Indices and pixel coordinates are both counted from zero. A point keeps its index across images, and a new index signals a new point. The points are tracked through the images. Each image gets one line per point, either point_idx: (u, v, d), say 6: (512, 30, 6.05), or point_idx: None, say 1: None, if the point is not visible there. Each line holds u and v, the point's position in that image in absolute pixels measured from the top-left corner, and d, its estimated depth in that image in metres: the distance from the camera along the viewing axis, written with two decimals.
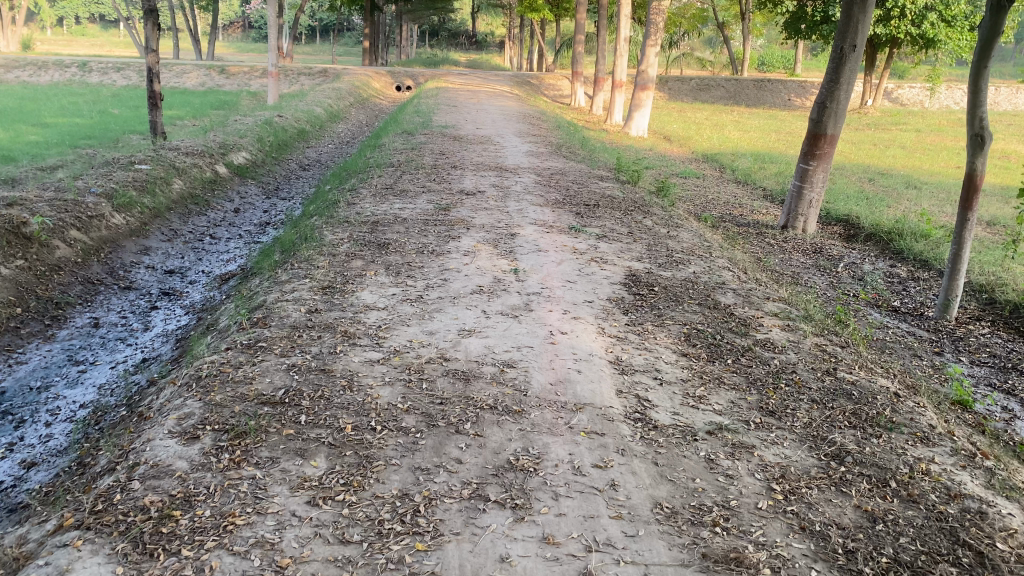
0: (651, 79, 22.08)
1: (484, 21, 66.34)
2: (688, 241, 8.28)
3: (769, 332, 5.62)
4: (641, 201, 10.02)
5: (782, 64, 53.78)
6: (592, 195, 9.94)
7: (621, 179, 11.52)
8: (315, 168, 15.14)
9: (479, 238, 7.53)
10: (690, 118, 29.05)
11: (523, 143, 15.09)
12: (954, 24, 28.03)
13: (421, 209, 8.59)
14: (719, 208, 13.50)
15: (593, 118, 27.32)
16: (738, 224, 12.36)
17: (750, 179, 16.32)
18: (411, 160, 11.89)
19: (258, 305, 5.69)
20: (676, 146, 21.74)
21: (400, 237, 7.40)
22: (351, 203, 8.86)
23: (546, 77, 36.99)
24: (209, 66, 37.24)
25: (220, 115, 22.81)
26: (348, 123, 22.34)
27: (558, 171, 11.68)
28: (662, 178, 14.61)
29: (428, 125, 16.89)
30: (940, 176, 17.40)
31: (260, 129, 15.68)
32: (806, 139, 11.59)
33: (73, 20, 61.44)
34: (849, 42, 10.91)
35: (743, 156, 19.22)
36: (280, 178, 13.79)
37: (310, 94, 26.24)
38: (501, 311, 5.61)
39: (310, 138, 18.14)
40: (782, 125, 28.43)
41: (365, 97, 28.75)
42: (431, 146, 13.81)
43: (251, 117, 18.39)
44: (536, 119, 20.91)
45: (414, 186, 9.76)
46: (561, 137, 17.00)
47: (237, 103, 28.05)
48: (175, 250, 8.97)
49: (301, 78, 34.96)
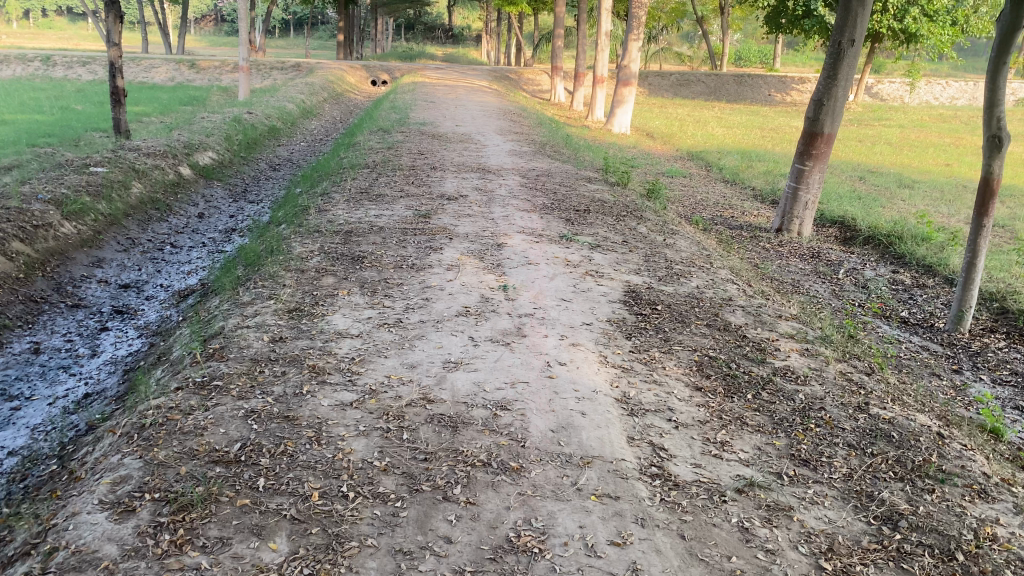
0: (634, 75, 21.57)
1: (460, 15, 65.61)
2: (686, 250, 7.73)
3: (788, 358, 5.06)
4: (632, 205, 9.48)
5: (759, 59, 53.66)
6: (581, 199, 9.36)
7: (609, 181, 10.96)
8: (286, 167, 14.45)
9: (463, 249, 6.93)
10: (672, 114, 28.59)
11: (505, 142, 14.51)
12: (936, 19, 27.72)
13: (399, 215, 7.97)
14: (709, 210, 12.98)
15: (574, 114, 26.79)
16: (730, 227, 11.83)
17: (738, 179, 15.83)
18: (387, 160, 11.25)
19: (216, 332, 5.05)
20: (660, 143, 21.22)
21: (378, 249, 6.78)
22: (323, 210, 8.23)
23: (525, 72, 36.38)
24: (178, 61, 36.25)
25: (188, 111, 21.98)
26: (322, 120, 21.62)
27: (543, 172, 11.09)
28: (650, 178, 14.08)
29: (405, 122, 16.23)
30: (931, 174, 17.02)
31: (228, 127, 14.95)
32: (802, 138, 11.07)
33: (40, 13, 59.99)
34: (847, 37, 10.39)
35: (729, 153, 18.75)
36: (249, 179, 13.11)
37: (283, 90, 25.43)
38: (490, 337, 5.01)
39: (281, 136, 17.42)
40: (765, 120, 28.04)
41: (339, 92, 27.97)
42: (409, 144, 13.17)
43: (219, 114, 17.62)
44: (517, 115, 20.30)
45: (390, 190, 9.13)
46: (543, 135, 16.44)
47: (208, 99, 27.17)
48: (131, 262, 8.27)
49: (274, 73, 34.09)
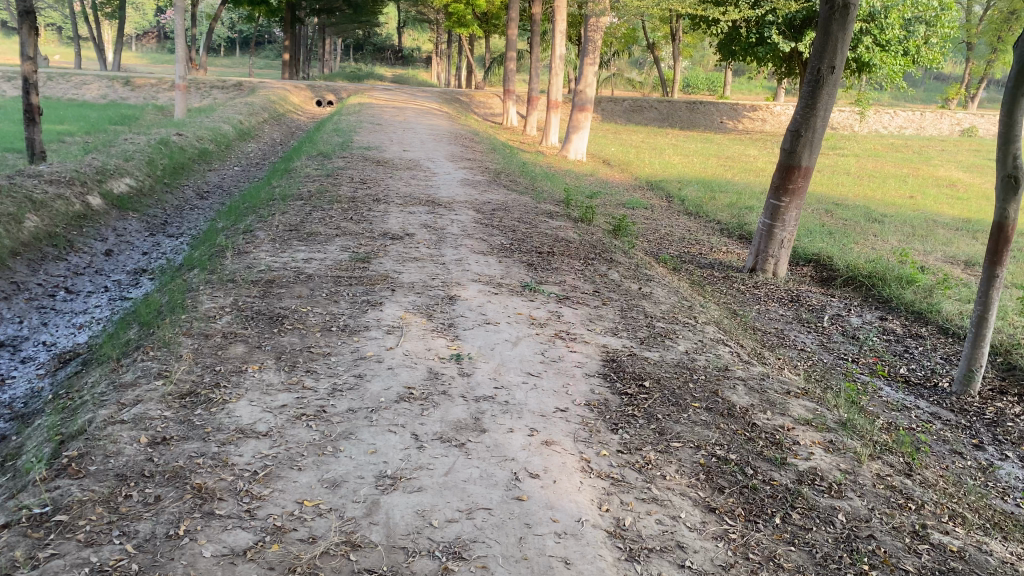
0: (589, 100, 20.80)
1: (410, 37, 64.76)
2: (665, 301, 6.74)
3: (812, 458, 4.07)
4: (600, 245, 8.49)
5: (707, 87, 53.90)
6: (541, 238, 8.34)
7: (571, 216, 9.98)
8: (215, 195, 13.16)
9: (408, 304, 5.82)
10: (627, 141, 27.98)
11: (456, 169, 13.47)
12: (889, 48, 27.58)
13: (333, 260, 6.83)
14: (675, 246, 12.10)
15: (526, 139, 25.96)
16: (701, 266, 10.93)
17: (701, 211, 15.02)
18: (325, 190, 10.10)
19: (77, 429, 3.83)
20: (617, 171, 20.44)
21: (304, 305, 5.64)
22: (244, 253, 7.04)
23: (476, 95, 35.48)
24: (111, 77, 34.48)
25: (116, 131, 20.49)
26: (261, 143, 20.32)
27: (498, 205, 10.06)
28: (611, 210, 13.16)
29: (347, 147, 15.13)
30: (896, 207, 16.48)
31: (152, 150, 13.62)
32: (777, 171, 10.23)
33: None
34: (826, 63, 9.62)
35: (689, 183, 18.00)
36: (171, 208, 11.80)
37: (220, 110, 24.01)
38: (441, 434, 3.91)
39: (213, 159, 16.11)
40: (720, 148, 27.55)
41: (282, 113, 26.68)
42: (351, 172, 12.04)
43: (145, 135, 16.22)
44: (468, 140, 19.31)
45: (324, 227, 7.97)
46: (496, 162, 15.46)
47: (140, 118, 25.55)
48: (11, 313, 6.95)
49: (213, 92, 32.61)
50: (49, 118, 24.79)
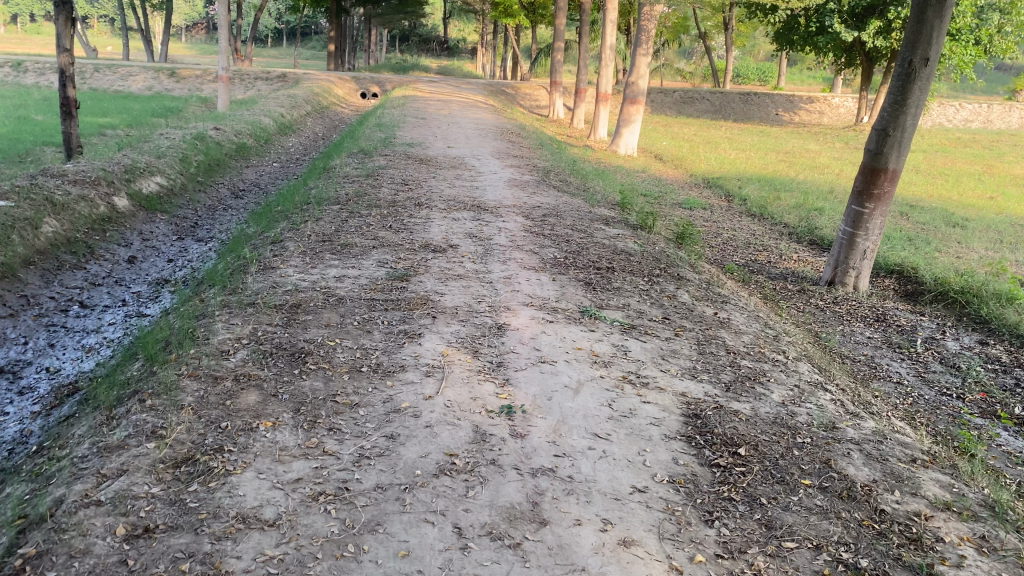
0: (642, 91, 19.81)
1: (455, 28, 64.06)
2: (746, 330, 5.83)
3: (966, 564, 3.17)
4: (665, 258, 7.60)
5: (758, 77, 52.33)
6: (599, 250, 7.47)
7: (630, 222, 9.10)
8: (250, 194, 12.54)
9: (451, 335, 5.00)
10: (679, 134, 26.89)
11: (503, 168, 12.68)
12: (959, 37, 26.17)
13: (367, 278, 6.05)
14: (741, 253, 11.14)
15: (574, 132, 25.06)
16: (771, 277, 9.98)
17: (765, 212, 13.99)
18: (362, 192, 9.37)
19: (41, 513, 3.11)
20: (670, 167, 19.45)
21: (332, 337, 4.86)
22: (269, 268, 6.31)
23: (522, 86, 34.60)
24: (157, 69, 34.30)
25: (155, 124, 20.07)
26: (302, 136, 19.73)
27: (550, 210, 9.21)
28: (670, 213, 12.23)
29: (389, 142, 14.43)
30: (975, 209, 15.27)
31: (186, 147, 13.04)
32: (860, 175, 9.23)
33: (26, 19, 58.20)
34: (920, 54, 8.55)
35: (750, 181, 16.94)
36: (203, 209, 11.18)
37: (262, 102, 23.49)
38: (492, 526, 3.09)
39: (251, 155, 15.51)
40: (777, 142, 26.32)
41: (325, 105, 26.13)
42: (392, 170, 11.32)
43: (182, 129, 15.69)
44: (515, 135, 18.47)
45: (360, 237, 7.21)
46: (545, 160, 14.62)
47: (183, 110, 25.18)
48: (16, 332, 6.31)
49: (257, 83, 32.22)
50: (92, 110, 24.56)
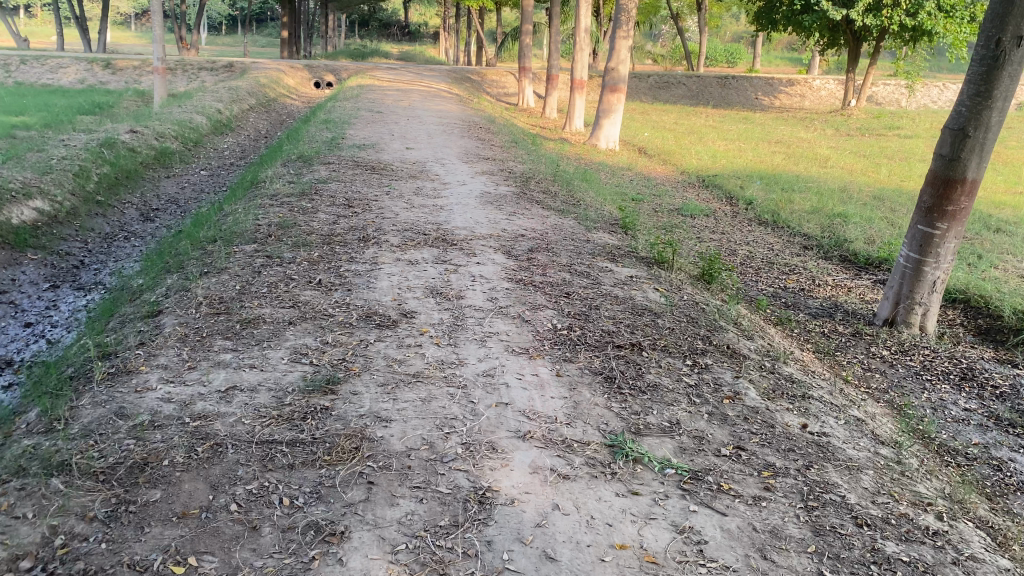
0: (624, 78, 17.75)
1: (416, 12, 61.45)
2: (860, 465, 3.77)
3: None
4: (700, 315, 5.54)
5: (726, 59, 50.61)
6: (612, 309, 5.36)
7: (640, 255, 7.02)
8: (164, 215, 10.25)
9: (399, 533, 2.87)
10: (659, 123, 24.91)
11: (471, 176, 10.56)
12: (954, 15, 25.21)
13: (273, 392, 3.90)
14: (766, 280, 9.11)
15: (548, 122, 22.98)
16: (815, 317, 7.91)
17: (778, 220, 11.98)
18: (289, 222, 7.18)
19: None
20: (657, 163, 17.40)
21: (183, 553, 2.73)
22: (124, 370, 4.12)
23: (488, 72, 32.30)
24: (91, 59, 31.48)
25: (72, 124, 17.52)
26: (241, 136, 17.37)
27: (537, 241, 7.09)
28: (675, 230, 10.17)
29: (335, 145, 12.22)
30: (1006, 207, 13.46)
31: (86, 157, 10.68)
32: (929, 189, 7.12)
33: None
34: (1013, 31, 6.37)
35: (751, 179, 14.95)
36: (96, 239, 8.86)
37: (200, 96, 21.05)
38: None
39: (175, 162, 13.15)
40: (765, 130, 24.40)
41: (272, 97, 23.67)
42: (335, 185, 9.14)
43: (91, 133, 13.27)
44: (484, 130, 16.26)
45: (272, 305, 5.02)
46: (519, 162, 12.54)
47: (114, 107, 22.61)
48: None
49: (201, 74, 29.58)
50: (7, 107, 21.84)
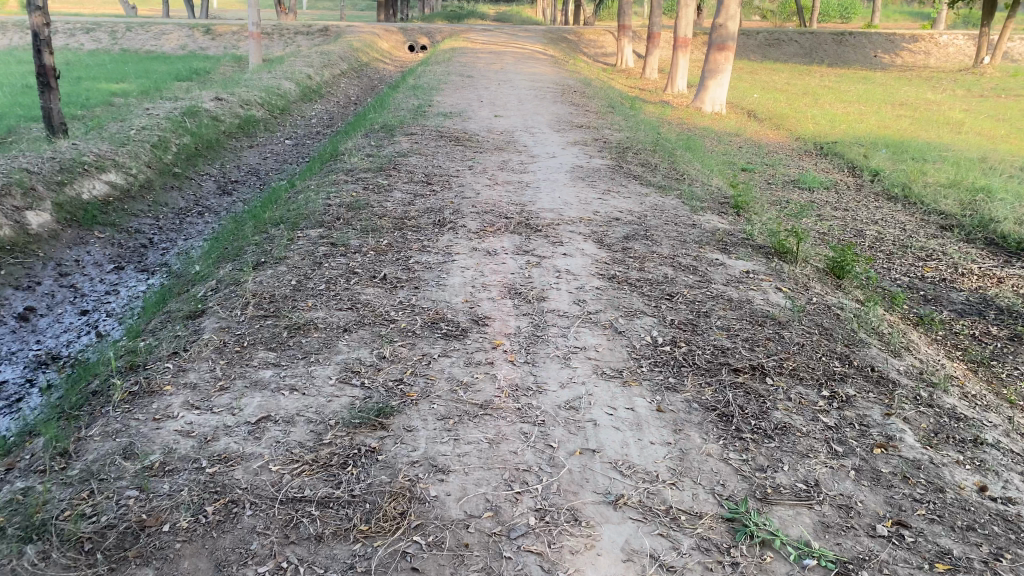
0: (732, 35, 16.40)
1: None
2: None
3: None
4: (833, 326, 4.59)
5: (840, 14, 47.38)
6: (727, 318, 4.49)
7: (755, 243, 6.08)
8: (242, 188, 9.84)
9: None
10: (769, 84, 23.24)
11: (564, 147, 9.71)
12: None
13: (312, 425, 3.24)
14: (900, 268, 7.96)
15: (648, 85, 21.73)
16: (962, 315, 6.76)
17: (909, 196, 10.66)
18: (361, 202, 6.55)
19: None
20: (767, 129, 16.06)
21: None
22: (148, 389, 3.54)
23: (586, 32, 31.00)
24: (192, 26, 31.82)
25: (166, 92, 17.44)
26: (331, 103, 16.94)
27: (635, 226, 6.24)
28: (792, 212, 9.10)
29: (421, 112, 11.55)
30: None
31: (167, 127, 10.36)
32: None
33: None
34: None
35: (875, 147, 13.52)
36: (169, 214, 8.49)
37: (292, 61, 20.77)
38: None
39: (259, 130, 12.77)
40: (886, 91, 22.44)
41: (364, 62, 23.22)
42: (416, 158, 8.48)
43: (177, 100, 13.00)
44: (580, 94, 15.30)
45: (327, 307, 4.37)
46: (617, 130, 11.58)
47: (210, 72, 22.62)
48: None
49: (297, 38, 29.44)
50: (109, 74, 22.13)
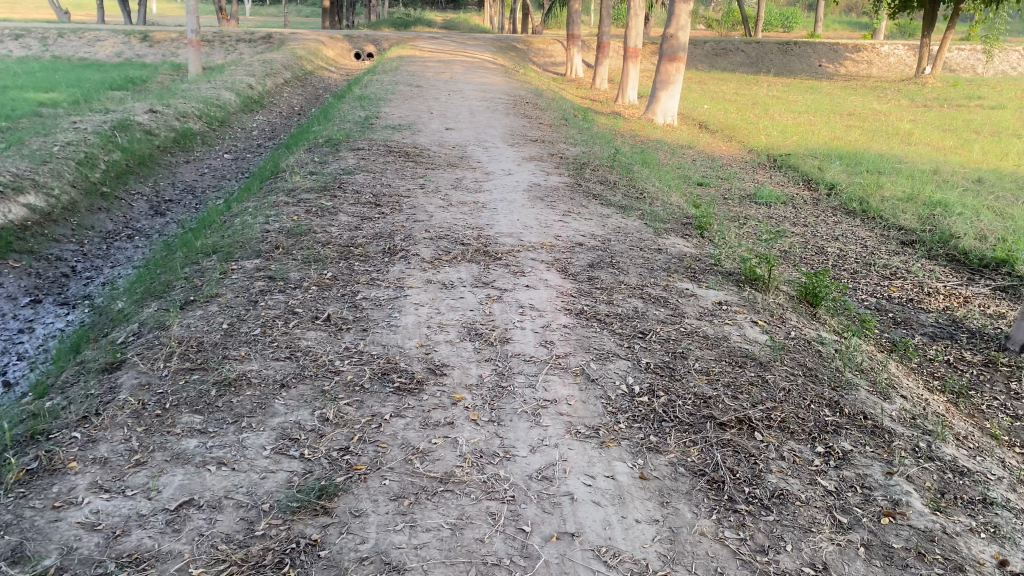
0: (684, 46, 16.24)
1: None
2: None
3: None
4: (817, 366, 4.27)
5: (782, 23, 48.06)
6: (705, 360, 4.13)
7: (725, 270, 5.77)
8: (177, 208, 9.23)
9: None
10: (719, 94, 23.23)
11: (517, 162, 9.33)
12: None
13: (243, 512, 2.77)
14: (866, 288, 7.75)
15: (599, 94, 21.50)
16: (934, 339, 6.54)
17: (867, 211, 10.52)
18: (303, 227, 6.06)
19: None
20: (720, 140, 15.91)
21: None
22: (48, 467, 3.03)
23: (535, 41, 30.76)
24: (128, 32, 30.70)
25: (99, 102, 16.59)
26: (274, 113, 16.32)
27: (599, 251, 5.88)
28: (754, 235, 8.87)
29: (367, 126, 11.05)
30: None
31: (95, 142, 9.68)
32: None
33: None
34: None
35: (829, 159, 13.44)
36: (95, 238, 7.86)
37: (234, 69, 20.04)
38: None
39: (197, 143, 12.13)
40: (834, 101, 22.59)
41: (309, 70, 22.56)
42: (363, 177, 8.00)
43: (107, 113, 12.28)
44: (532, 105, 14.95)
45: (264, 357, 3.89)
46: (571, 143, 11.25)
47: (147, 81, 21.72)
48: None
49: (239, 45, 28.59)
50: (39, 83, 21.07)
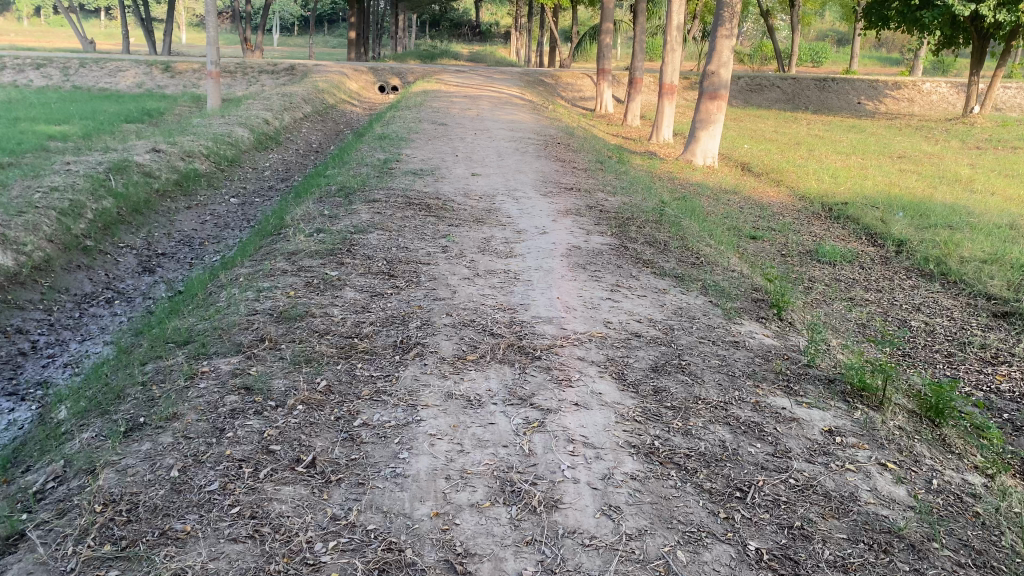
0: (725, 84, 15.18)
1: (487, 12, 59.43)
2: None
3: None
4: (988, 550, 3.04)
5: (811, 57, 47.13)
6: (835, 544, 2.93)
7: (823, 376, 4.57)
8: (169, 263, 8.22)
9: None
10: (758, 132, 22.14)
11: (552, 217, 8.22)
12: None
13: None
14: (969, 378, 6.49)
15: (632, 132, 20.46)
16: None
17: (946, 273, 9.28)
18: (299, 310, 4.95)
19: None
20: (766, 185, 14.73)
21: None
22: None
23: (563, 74, 29.87)
24: (151, 62, 30.16)
25: (108, 137, 15.75)
26: (290, 151, 15.41)
27: (664, 347, 4.71)
28: (825, 309, 7.68)
29: (384, 170, 10.02)
30: None
31: (83, 187, 8.71)
32: None
33: (48, 11, 55.17)
34: None
35: (891, 209, 12.21)
36: (68, 304, 6.84)
37: (252, 103, 19.22)
38: None
39: (201, 186, 11.16)
40: (880, 141, 21.38)
41: (330, 104, 21.72)
42: (376, 236, 6.91)
43: (109, 152, 11.36)
44: (564, 146, 13.90)
45: (216, 536, 2.76)
46: (609, 192, 10.14)
47: (163, 114, 20.99)
48: None
49: (262, 77, 27.92)
50: (53, 114, 20.36)
